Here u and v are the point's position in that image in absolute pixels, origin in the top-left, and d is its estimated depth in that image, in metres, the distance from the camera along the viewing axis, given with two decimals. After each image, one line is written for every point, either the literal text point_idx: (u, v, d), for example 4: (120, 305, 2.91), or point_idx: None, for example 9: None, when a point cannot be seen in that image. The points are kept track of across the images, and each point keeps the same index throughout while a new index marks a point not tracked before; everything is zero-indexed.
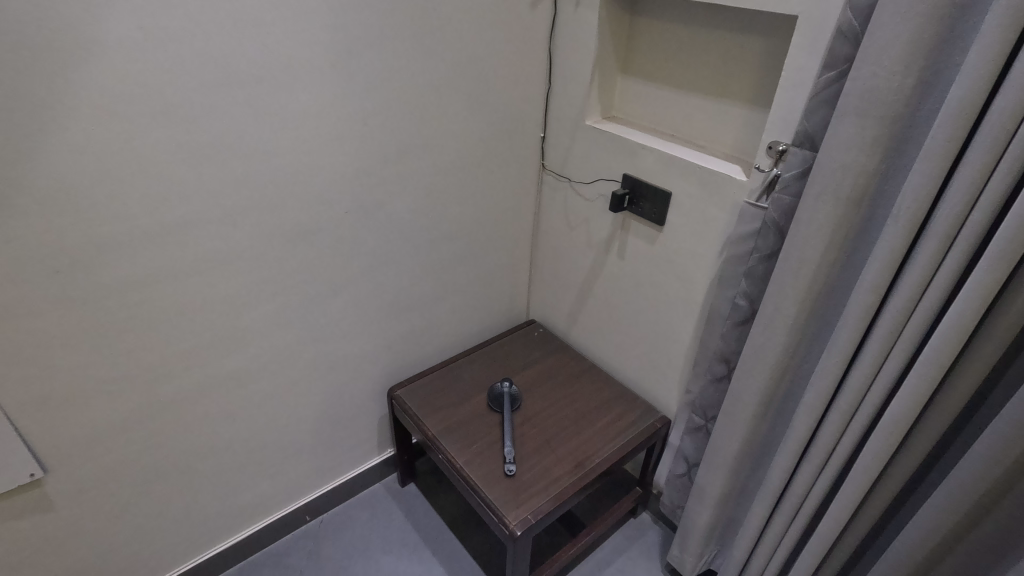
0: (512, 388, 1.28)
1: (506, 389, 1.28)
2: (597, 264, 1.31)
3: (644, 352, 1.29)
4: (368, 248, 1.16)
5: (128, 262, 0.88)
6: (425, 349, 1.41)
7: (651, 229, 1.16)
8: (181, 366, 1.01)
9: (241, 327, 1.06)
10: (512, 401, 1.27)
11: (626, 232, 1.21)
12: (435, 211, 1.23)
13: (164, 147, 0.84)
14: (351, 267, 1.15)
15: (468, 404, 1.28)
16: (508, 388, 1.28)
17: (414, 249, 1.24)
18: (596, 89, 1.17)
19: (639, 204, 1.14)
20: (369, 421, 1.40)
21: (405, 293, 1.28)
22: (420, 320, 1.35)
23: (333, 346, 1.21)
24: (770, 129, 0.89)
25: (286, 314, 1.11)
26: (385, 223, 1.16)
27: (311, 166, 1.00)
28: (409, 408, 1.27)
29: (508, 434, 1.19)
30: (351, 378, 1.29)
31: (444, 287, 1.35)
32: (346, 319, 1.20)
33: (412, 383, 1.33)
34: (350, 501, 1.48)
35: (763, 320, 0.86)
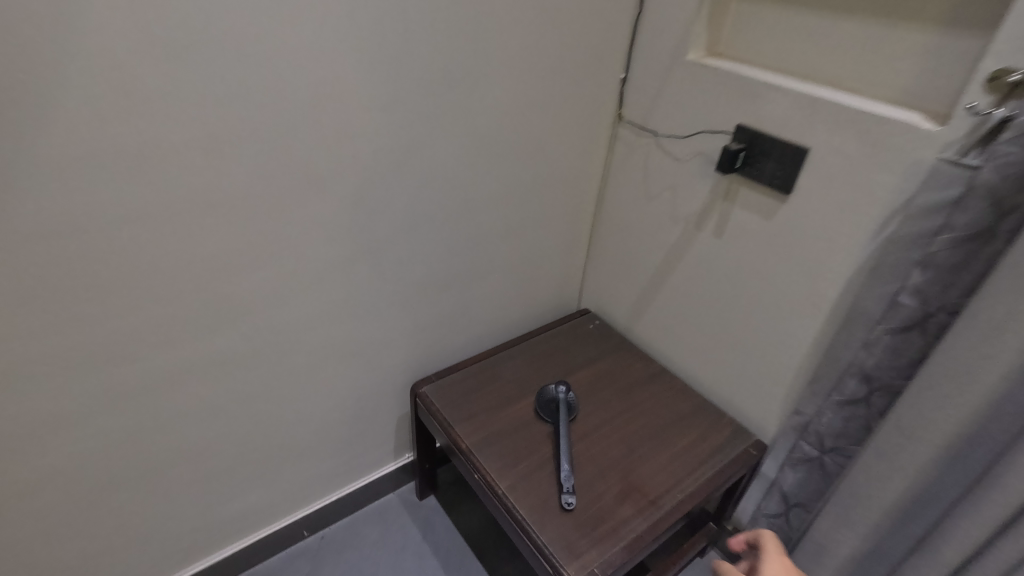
0: (567, 393, 1.01)
1: (560, 393, 1.01)
2: (683, 244, 1.04)
3: (738, 359, 1.02)
4: (399, 206, 0.90)
5: (65, 199, 0.62)
6: (459, 338, 1.15)
7: (771, 199, 0.88)
8: (147, 346, 0.76)
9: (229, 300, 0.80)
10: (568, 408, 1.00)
11: (731, 204, 0.93)
12: (484, 164, 0.96)
13: (115, 27, 0.56)
14: (378, 229, 0.90)
15: (511, 410, 1.02)
16: (563, 392, 1.01)
17: (456, 211, 0.98)
18: (705, 12, 0.89)
19: (758, 164, 0.86)
20: (387, 422, 1.14)
21: (440, 267, 1.02)
22: (455, 303, 1.09)
23: (347, 329, 0.96)
24: (1000, 51, 0.61)
25: (291, 285, 0.85)
26: (422, 174, 0.90)
27: (331, 86, 0.73)
28: (438, 411, 1.01)
29: (564, 453, 0.92)
30: (369, 369, 1.04)
31: (487, 264, 1.09)
32: (364, 295, 0.95)
33: (443, 379, 1.07)
34: (359, 512, 1.23)
35: (980, 327, 0.60)
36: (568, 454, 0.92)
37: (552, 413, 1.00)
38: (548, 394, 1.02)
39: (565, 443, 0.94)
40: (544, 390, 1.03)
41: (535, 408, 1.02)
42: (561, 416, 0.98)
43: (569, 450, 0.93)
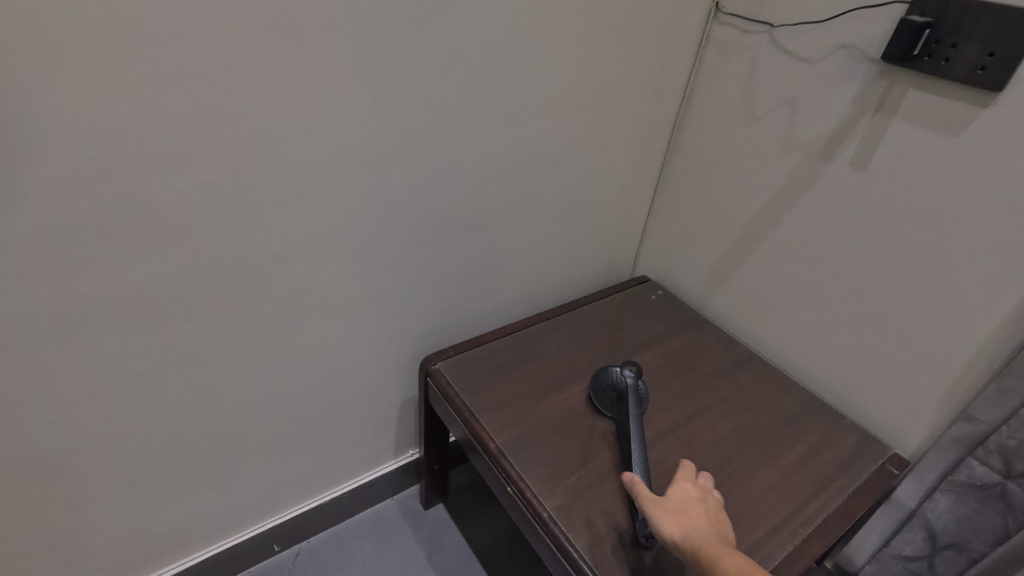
0: (635, 380, 0.73)
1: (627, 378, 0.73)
2: (800, 182, 0.76)
3: (869, 341, 0.74)
4: (416, 97, 0.62)
5: None
6: (486, 303, 0.87)
7: (961, 103, 0.60)
8: (17, 272, 0.48)
9: (149, 207, 0.52)
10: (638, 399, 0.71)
11: (890, 116, 0.65)
12: (538, 51, 0.68)
13: None
14: (382, 127, 0.62)
15: (557, 401, 0.75)
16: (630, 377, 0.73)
17: (493, 117, 0.70)
18: None
19: (949, 47, 0.58)
20: (387, 409, 0.87)
21: (467, 200, 0.74)
22: (482, 253, 0.81)
23: (336, 276, 0.68)
24: None
25: (249, 197, 0.57)
26: (452, 52, 0.62)
27: None
28: (457, 398, 0.74)
29: (636, 459, 0.64)
30: (364, 337, 0.76)
31: (528, 202, 0.81)
32: (362, 229, 0.67)
33: (463, 356, 0.80)
34: (346, 522, 0.96)
35: None
36: (642, 460, 0.64)
37: (615, 407, 0.72)
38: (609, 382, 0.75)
39: (637, 446, 0.66)
40: (604, 376, 0.75)
41: (590, 400, 0.75)
42: (630, 409, 0.70)
43: (643, 455, 0.65)
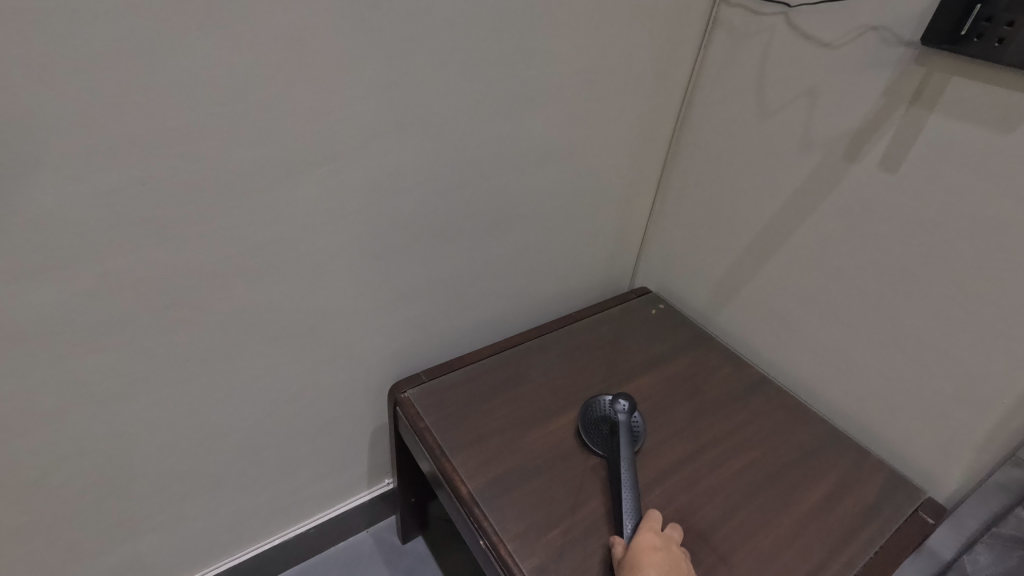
0: (627, 416, 0.65)
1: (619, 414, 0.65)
2: (820, 185, 0.66)
3: (899, 368, 0.65)
4: (371, 88, 0.53)
5: None
6: (466, 320, 0.78)
7: (1018, 92, 0.50)
8: None
9: (40, 218, 0.44)
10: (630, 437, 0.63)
11: (928, 109, 0.55)
12: (517, 35, 0.59)
13: None
14: (331, 124, 0.53)
15: (540, 434, 0.66)
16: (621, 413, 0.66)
17: (466, 113, 0.61)
18: None
19: (1004, 25, 0.48)
20: (355, 438, 0.78)
21: (440, 206, 0.66)
22: (460, 266, 0.73)
23: (288, 295, 0.60)
24: None
25: (170, 206, 0.49)
26: (414, 33, 0.53)
27: None
28: (426, 431, 0.65)
29: (626, 508, 0.56)
30: (325, 361, 0.68)
31: (511, 208, 0.72)
32: (316, 242, 0.59)
33: (437, 382, 0.71)
34: (316, 557, 0.88)
35: None
36: (634, 509, 0.56)
37: (605, 445, 0.64)
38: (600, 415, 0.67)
39: (629, 494, 0.58)
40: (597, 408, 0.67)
41: (576, 436, 0.66)
42: (622, 449, 0.62)
43: (636, 503, 0.57)
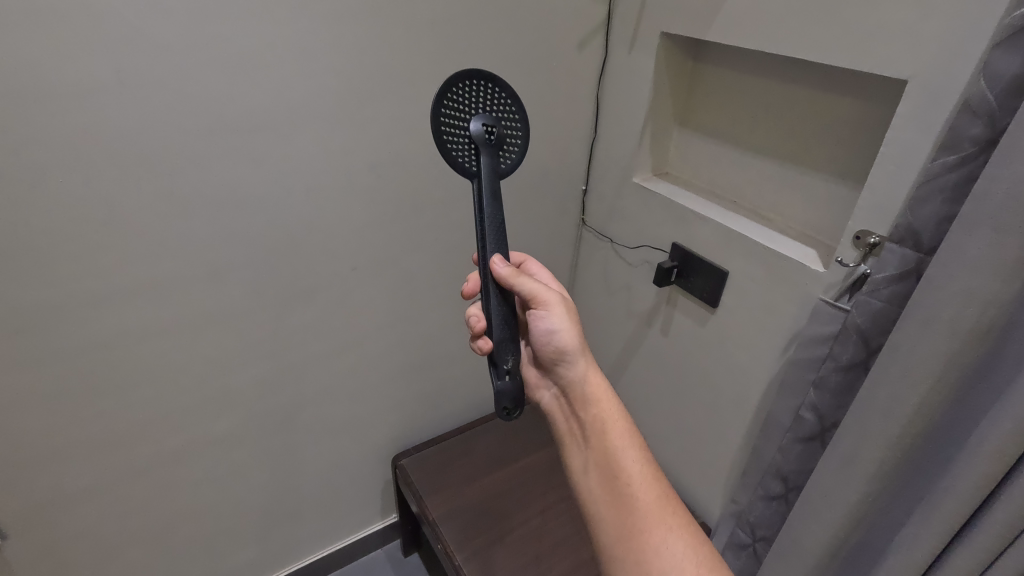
0: (509, 152, 0.69)
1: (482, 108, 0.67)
2: (637, 337, 1.15)
3: (685, 444, 1.11)
4: (378, 307, 1.04)
5: (103, 323, 0.79)
6: (439, 412, 1.27)
7: (703, 309, 0.98)
8: (159, 429, 0.91)
9: (225, 386, 0.95)
10: (515, 128, 0.69)
11: (672, 308, 1.05)
12: (456, 268, 1.10)
13: (140, 201, 0.74)
14: (359, 326, 1.04)
15: (477, 483, 1.16)
16: (499, 102, 0.68)
17: (431, 307, 1.11)
18: (647, 142, 1.02)
19: (690, 279, 0.98)
20: (372, 486, 1.26)
21: (418, 354, 1.15)
22: (433, 383, 1.22)
23: (334, 409, 1.10)
24: (859, 215, 0.72)
25: (280, 374, 1.00)
26: (398, 279, 1.04)
27: (313, 221, 0.89)
28: (412, 482, 1.16)
29: (491, 234, 0.65)
30: (354, 442, 1.17)
31: (463, 348, 1.22)
32: (350, 381, 1.09)
33: (420, 451, 1.22)
34: (348, 566, 1.35)
35: (837, 460, 0.68)
36: (497, 235, 0.66)
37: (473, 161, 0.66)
38: (460, 96, 0.65)
39: (496, 224, 0.66)
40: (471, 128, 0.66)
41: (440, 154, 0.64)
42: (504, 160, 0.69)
43: (498, 224, 0.65)
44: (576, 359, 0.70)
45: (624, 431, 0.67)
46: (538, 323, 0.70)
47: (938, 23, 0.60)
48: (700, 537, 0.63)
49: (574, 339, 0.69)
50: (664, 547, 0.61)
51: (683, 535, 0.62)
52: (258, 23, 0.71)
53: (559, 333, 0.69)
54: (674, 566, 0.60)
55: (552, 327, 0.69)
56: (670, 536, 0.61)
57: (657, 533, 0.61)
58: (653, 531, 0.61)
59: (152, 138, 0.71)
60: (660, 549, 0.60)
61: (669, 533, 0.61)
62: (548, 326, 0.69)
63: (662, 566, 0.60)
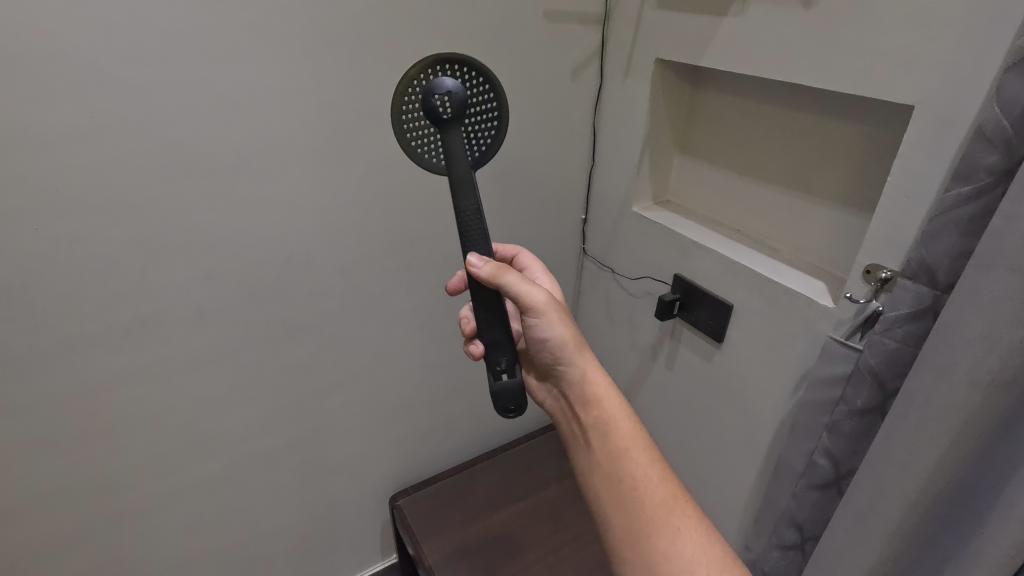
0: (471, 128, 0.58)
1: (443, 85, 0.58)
2: (642, 370, 1.10)
3: (695, 485, 1.05)
4: (371, 343, 1.01)
5: (83, 369, 0.77)
6: (439, 449, 1.23)
7: (708, 344, 0.93)
8: (144, 474, 0.89)
9: (213, 428, 0.92)
10: None
11: (676, 342, 1.00)
12: (452, 302, 1.07)
13: (120, 245, 0.72)
14: (351, 364, 1.01)
15: (477, 525, 1.11)
16: (464, 76, 0.59)
17: (426, 342, 1.08)
18: (646, 170, 0.98)
19: (693, 312, 0.93)
20: (370, 527, 1.22)
21: (414, 391, 1.12)
22: (432, 419, 1.18)
23: (328, 448, 1.07)
24: (868, 248, 0.67)
25: (270, 414, 0.97)
26: (391, 316, 1.01)
27: (299, 258, 0.86)
28: (409, 524, 1.12)
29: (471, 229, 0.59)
30: (349, 482, 1.13)
31: (461, 383, 1.18)
32: (343, 420, 1.06)
33: (419, 491, 1.18)
34: None
35: (852, 517, 0.63)
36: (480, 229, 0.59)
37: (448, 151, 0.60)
38: (420, 86, 0.59)
39: (476, 218, 0.59)
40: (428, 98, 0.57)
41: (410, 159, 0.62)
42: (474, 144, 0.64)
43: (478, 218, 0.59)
44: (573, 359, 0.61)
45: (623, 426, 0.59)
46: (530, 329, 0.62)
47: (944, 44, 0.56)
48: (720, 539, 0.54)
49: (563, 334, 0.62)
50: (676, 551, 0.52)
51: (698, 537, 0.53)
52: (237, 64, 0.70)
53: (552, 338, 0.61)
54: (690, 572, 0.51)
55: (544, 333, 0.61)
56: (682, 541, 0.53)
57: (666, 536, 0.53)
58: (662, 534, 0.53)
59: (131, 182, 0.70)
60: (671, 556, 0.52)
61: (680, 536, 0.53)
62: (540, 333, 0.61)
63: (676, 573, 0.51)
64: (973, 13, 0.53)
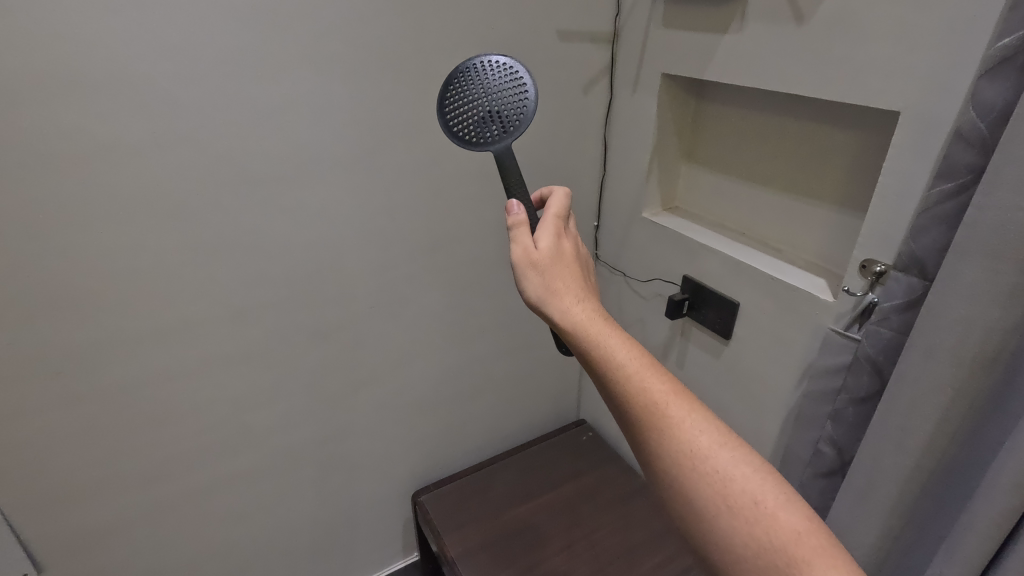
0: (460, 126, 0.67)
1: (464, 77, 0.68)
2: None
3: None
4: (396, 344, 1.07)
5: (134, 364, 0.84)
6: (459, 448, 1.28)
7: (717, 342, 0.98)
8: (185, 466, 0.95)
9: (249, 423, 0.98)
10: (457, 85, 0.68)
11: (686, 340, 1.05)
12: (472, 305, 1.12)
13: (172, 249, 0.79)
14: (377, 363, 1.07)
15: (496, 519, 1.16)
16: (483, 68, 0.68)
17: (447, 343, 1.14)
18: (654, 178, 1.04)
19: (702, 311, 0.98)
20: (393, 524, 1.27)
21: (436, 390, 1.17)
22: (452, 419, 1.23)
23: (354, 445, 1.12)
24: (863, 244, 0.72)
25: (302, 410, 1.03)
26: (415, 318, 1.07)
27: (332, 262, 0.93)
28: (431, 519, 1.16)
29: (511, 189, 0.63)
30: (374, 479, 1.18)
31: (480, 384, 1.23)
32: (369, 418, 1.11)
33: (440, 488, 1.23)
34: None
35: (853, 495, 0.66)
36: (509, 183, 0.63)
37: (494, 126, 0.66)
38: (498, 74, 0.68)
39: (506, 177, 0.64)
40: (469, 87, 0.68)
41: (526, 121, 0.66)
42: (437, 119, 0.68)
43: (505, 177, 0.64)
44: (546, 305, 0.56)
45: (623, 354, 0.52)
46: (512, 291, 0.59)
47: (926, 54, 0.61)
48: (749, 456, 0.47)
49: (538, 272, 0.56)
50: (699, 480, 0.46)
51: (721, 460, 0.46)
52: (280, 84, 0.77)
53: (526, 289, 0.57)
54: (723, 495, 0.45)
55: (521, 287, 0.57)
56: (702, 463, 0.46)
57: (686, 469, 0.47)
58: (680, 469, 0.47)
59: (185, 191, 0.77)
60: (694, 488, 0.46)
61: (703, 463, 0.46)
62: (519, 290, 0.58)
63: (701, 506, 0.46)
64: (950, 27, 0.58)
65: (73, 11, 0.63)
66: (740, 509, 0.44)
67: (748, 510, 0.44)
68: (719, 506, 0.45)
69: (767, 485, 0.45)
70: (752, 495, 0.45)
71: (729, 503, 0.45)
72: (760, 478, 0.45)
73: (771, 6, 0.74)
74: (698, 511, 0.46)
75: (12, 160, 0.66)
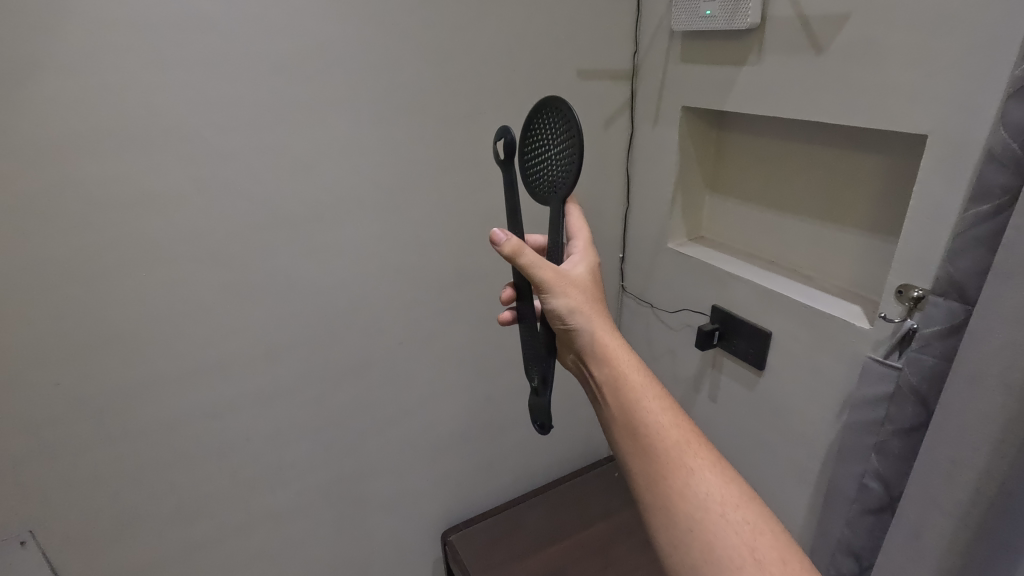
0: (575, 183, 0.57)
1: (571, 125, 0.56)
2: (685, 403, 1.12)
3: None
4: (424, 378, 1.07)
5: (171, 402, 0.86)
6: (488, 485, 1.26)
7: (750, 372, 0.96)
8: (218, 504, 0.95)
9: (280, 460, 0.99)
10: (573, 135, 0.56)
11: (719, 371, 1.02)
12: (499, 339, 1.13)
13: (209, 289, 0.82)
14: (406, 399, 1.07)
15: (529, 560, 1.13)
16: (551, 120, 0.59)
17: (475, 378, 1.13)
18: (678, 208, 1.04)
19: (733, 341, 0.96)
20: (423, 564, 1.25)
21: (464, 426, 1.17)
22: (481, 455, 1.22)
23: (384, 482, 1.12)
24: (898, 269, 0.70)
25: (331, 446, 1.03)
26: (443, 353, 1.07)
27: (362, 300, 0.95)
28: (462, 560, 1.14)
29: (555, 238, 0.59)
30: (403, 517, 1.17)
31: (509, 419, 1.22)
32: (397, 454, 1.11)
33: (470, 527, 1.21)
34: None
35: (904, 531, 0.63)
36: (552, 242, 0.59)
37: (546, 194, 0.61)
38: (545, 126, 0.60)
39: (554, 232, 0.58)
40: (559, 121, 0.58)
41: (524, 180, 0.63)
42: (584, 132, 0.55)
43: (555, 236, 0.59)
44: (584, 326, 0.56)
45: (648, 394, 0.54)
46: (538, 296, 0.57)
47: (953, 77, 0.60)
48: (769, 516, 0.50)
49: (579, 298, 0.56)
50: (727, 529, 0.48)
51: (748, 514, 0.49)
52: (315, 131, 0.81)
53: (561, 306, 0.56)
54: (746, 548, 0.47)
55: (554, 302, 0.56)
56: (728, 513, 0.49)
57: (715, 514, 0.49)
58: (706, 511, 0.49)
59: (222, 232, 0.80)
60: (720, 538, 0.48)
61: (729, 512, 0.49)
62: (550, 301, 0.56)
63: (726, 557, 0.47)
64: (974, 50, 0.58)
65: (125, 70, 0.68)
66: (766, 564, 0.47)
67: (775, 567, 0.47)
68: (745, 558, 0.47)
69: (789, 546, 0.49)
70: (779, 554, 0.48)
71: (756, 556, 0.47)
72: (783, 538, 0.49)
73: (787, 37, 0.75)
74: (723, 560, 0.47)
75: (64, 208, 0.70)
